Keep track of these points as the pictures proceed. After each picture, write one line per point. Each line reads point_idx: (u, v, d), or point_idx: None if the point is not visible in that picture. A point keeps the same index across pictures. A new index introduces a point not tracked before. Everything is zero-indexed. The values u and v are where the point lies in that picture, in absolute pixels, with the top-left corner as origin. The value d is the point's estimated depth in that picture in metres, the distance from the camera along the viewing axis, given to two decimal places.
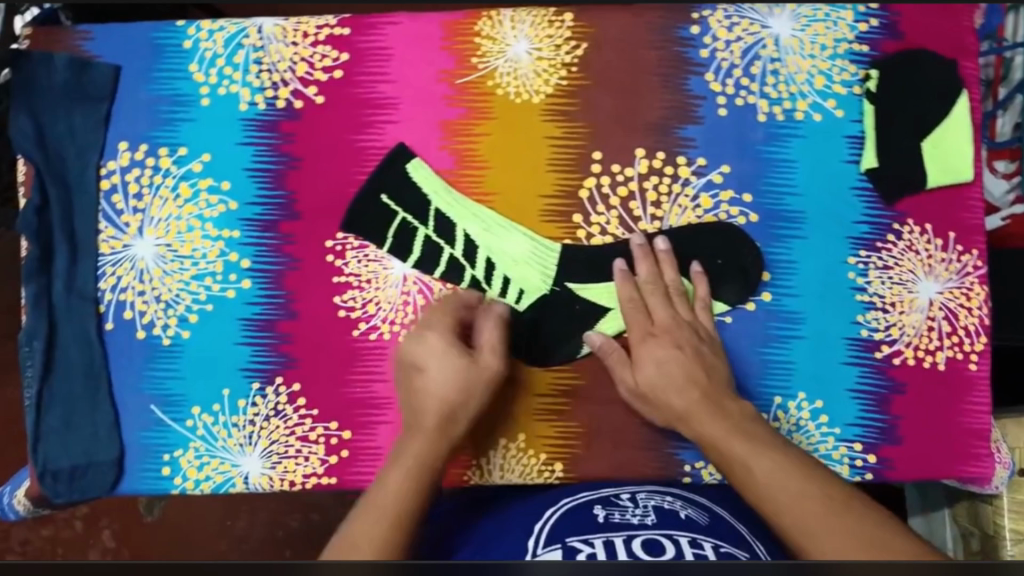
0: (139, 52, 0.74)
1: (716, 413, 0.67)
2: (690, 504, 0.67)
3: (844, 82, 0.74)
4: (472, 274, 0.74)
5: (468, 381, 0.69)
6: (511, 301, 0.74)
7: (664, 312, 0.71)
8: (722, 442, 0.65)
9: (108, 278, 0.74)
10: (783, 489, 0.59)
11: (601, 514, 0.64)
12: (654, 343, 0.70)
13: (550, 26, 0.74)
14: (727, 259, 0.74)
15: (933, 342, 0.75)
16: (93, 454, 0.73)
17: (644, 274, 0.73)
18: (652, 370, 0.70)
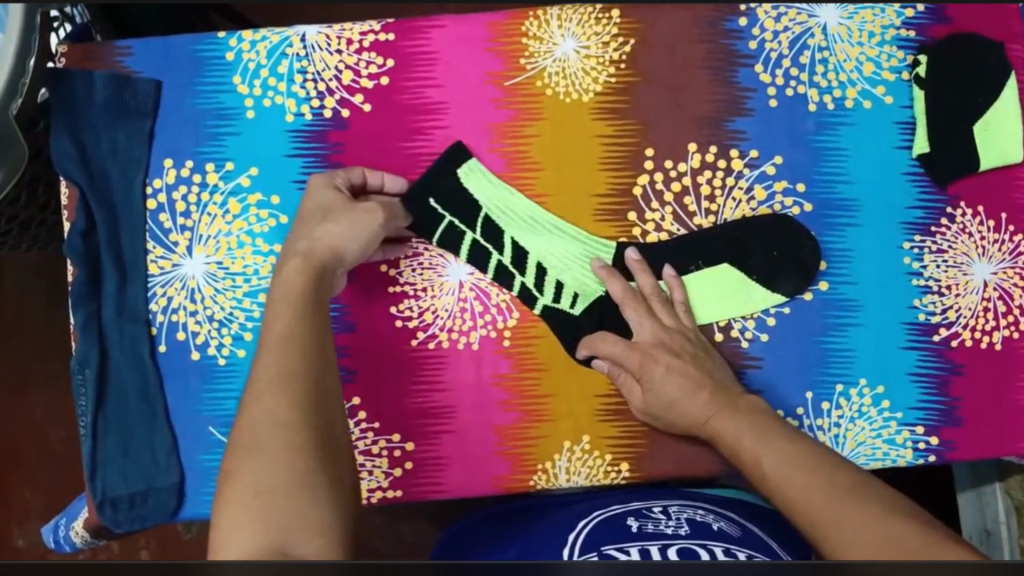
0: (181, 66, 0.73)
1: (729, 410, 0.66)
2: (722, 518, 0.65)
3: (892, 68, 0.74)
4: (522, 282, 0.73)
5: (351, 215, 0.66)
6: (565, 307, 0.73)
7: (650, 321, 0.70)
8: (742, 446, 0.63)
9: (159, 299, 0.73)
10: (788, 480, 0.58)
11: (634, 524, 0.62)
12: (653, 361, 0.68)
13: (598, 24, 0.73)
14: (783, 250, 0.73)
15: (989, 322, 0.74)
16: (152, 479, 0.71)
17: (619, 291, 0.71)
18: (658, 383, 0.68)
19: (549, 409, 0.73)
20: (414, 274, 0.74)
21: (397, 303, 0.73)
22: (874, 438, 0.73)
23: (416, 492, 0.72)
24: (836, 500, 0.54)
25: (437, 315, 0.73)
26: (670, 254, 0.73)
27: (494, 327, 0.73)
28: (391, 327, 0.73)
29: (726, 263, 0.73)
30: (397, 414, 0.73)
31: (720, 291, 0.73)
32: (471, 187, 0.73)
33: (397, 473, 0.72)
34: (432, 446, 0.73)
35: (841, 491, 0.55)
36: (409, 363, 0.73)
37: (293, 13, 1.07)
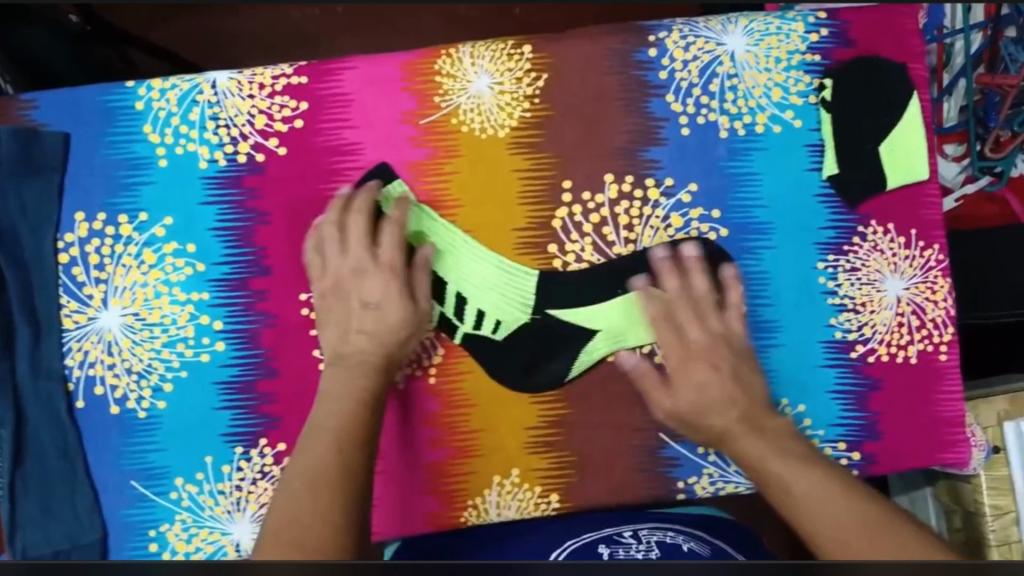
0: (88, 118, 0.72)
1: (754, 431, 0.68)
2: (692, 538, 0.66)
3: (800, 92, 0.75)
4: (442, 311, 0.74)
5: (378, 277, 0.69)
6: (487, 333, 0.74)
7: (366, 280, 0.69)
8: (768, 464, 0.66)
9: (75, 354, 0.72)
10: (825, 508, 0.61)
11: (605, 552, 0.63)
12: (692, 367, 0.71)
13: (510, 59, 0.74)
14: (708, 274, 0.74)
15: (904, 337, 0.76)
16: (76, 538, 0.71)
17: (361, 251, 0.69)
18: (696, 381, 0.70)
19: (477, 444, 0.74)
20: None
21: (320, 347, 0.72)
22: None
23: None
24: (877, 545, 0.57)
25: None
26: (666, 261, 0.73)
27: (420, 365, 0.74)
28: (316, 372, 0.72)
29: (654, 284, 0.74)
30: None
31: (648, 312, 0.74)
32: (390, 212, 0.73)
33: None
34: None
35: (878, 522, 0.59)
36: None
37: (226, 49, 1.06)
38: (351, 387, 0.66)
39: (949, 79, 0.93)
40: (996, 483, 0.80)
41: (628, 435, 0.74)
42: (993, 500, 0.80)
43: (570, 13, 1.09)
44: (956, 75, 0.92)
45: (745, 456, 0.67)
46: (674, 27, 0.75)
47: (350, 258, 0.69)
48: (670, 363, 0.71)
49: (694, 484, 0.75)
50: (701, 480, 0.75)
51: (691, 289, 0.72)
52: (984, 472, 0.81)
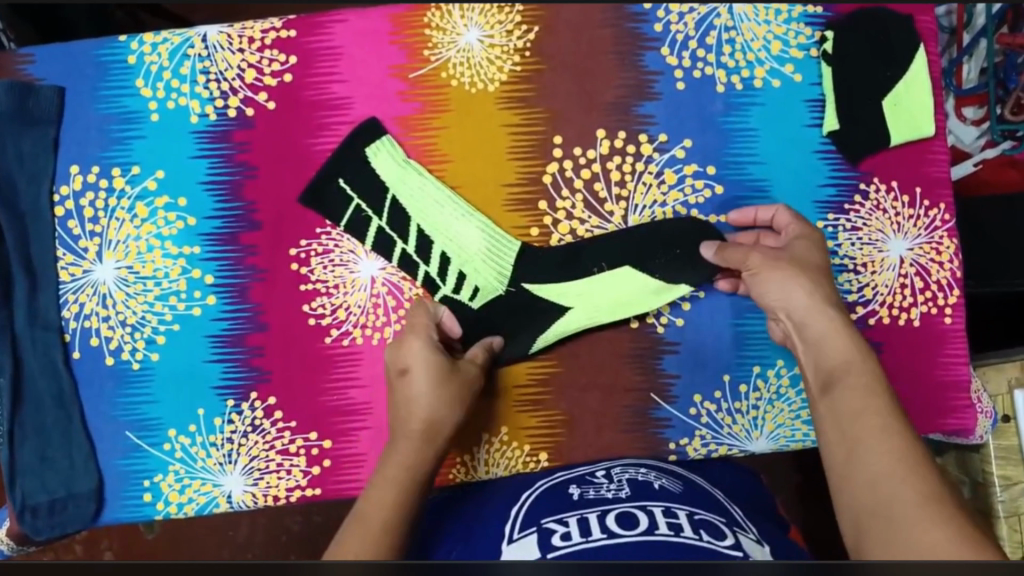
0: (83, 71, 0.73)
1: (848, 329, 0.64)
2: (664, 475, 0.64)
3: (800, 45, 0.73)
4: (426, 271, 0.73)
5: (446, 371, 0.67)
6: (463, 299, 0.73)
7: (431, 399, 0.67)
8: (851, 370, 0.62)
9: (71, 306, 0.73)
10: (879, 449, 0.56)
11: (575, 493, 0.60)
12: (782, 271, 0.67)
13: (501, 12, 0.73)
14: (685, 249, 0.72)
15: (907, 299, 0.73)
16: (72, 486, 0.71)
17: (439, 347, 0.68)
18: (802, 284, 0.66)
19: None
20: (325, 270, 0.73)
21: (310, 302, 0.73)
22: (793, 420, 0.73)
23: (335, 490, 0.72)
24: (917, 469, 0.55)
25: (350, 312, 0.73)
26: (681, 241, 0.72)
27: None
28: (304, 325, 0.73)
29: (627, 263, 0.72)
30: (312, 413, 0.72)
31: (622, 290, 0.72)
32: (378, 167, 0.73)
33: (315, 471, 0.72)
34: (351, 443, 0.72)
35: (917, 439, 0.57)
36: (322, 360, 0.73)
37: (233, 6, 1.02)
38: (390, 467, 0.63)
39: (970, 39, 0.87)
40: (1004, 452, 0.78)
41: (616, 394, 0.73)
42: (1001, 470, 0.78)
43: None
44: (977, 34, 0.86)
45: (830, 362, 0.63)
46: None
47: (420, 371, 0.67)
48: (754, 263, 0.68)
49: (686, 446, 0.73)
50: (693, 441, 0.73)
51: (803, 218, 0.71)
52: (992, 440, 0.78)
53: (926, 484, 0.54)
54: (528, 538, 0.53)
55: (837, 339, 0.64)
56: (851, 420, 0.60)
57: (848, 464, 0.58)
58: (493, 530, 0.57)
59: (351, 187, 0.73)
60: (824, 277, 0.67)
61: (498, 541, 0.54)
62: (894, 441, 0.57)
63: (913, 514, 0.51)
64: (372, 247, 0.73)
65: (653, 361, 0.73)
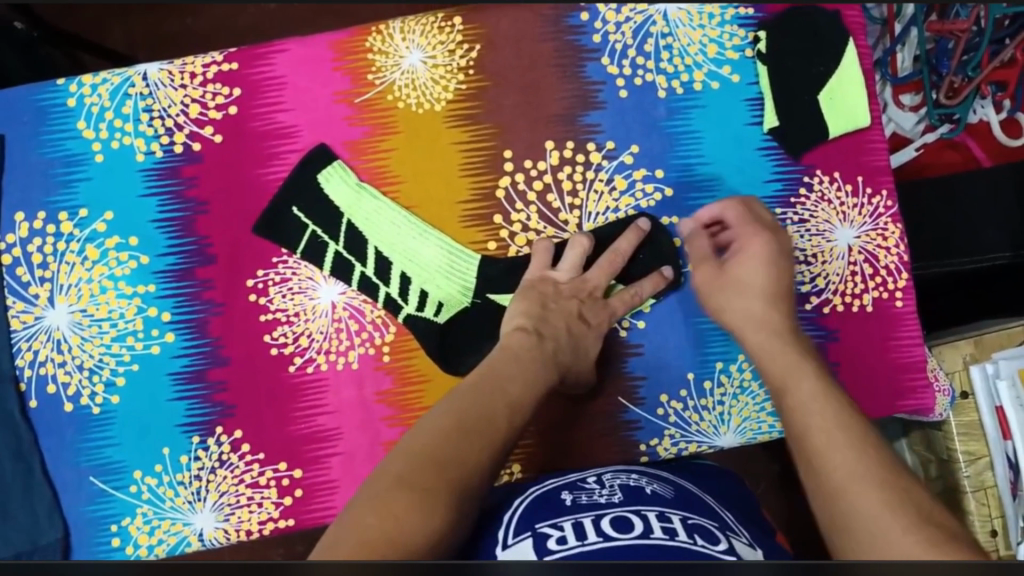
0: (21, 118, 0.72)
1: (784, 341, 0.69)
2: (656, 479, 0.64)
3: (735, 47, 0.75)
4: (387, 292, 0.73)
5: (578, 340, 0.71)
6: (428, 316, 0.73)
7: (588, 318, 0.71)
8: (795, 377, 0.66)
9: (25, 354, 0.71)
10: (832, 458, 0.58)
11: (568, 498, 0.60)
12: (726, 294, 0.72)
13: (441, 33, 0.74)
14: (647, 253, 0.75)
15: (858, 286, 0.75)
16: (36, 538, 0.69)
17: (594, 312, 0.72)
18: (739, 306, 0.71)
19: None
20: (284, 299, 0.73)
21: (271, 331, 0.72)
22: (758, 412, 0.74)
23: (308, 520, 0.71)
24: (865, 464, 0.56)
25: (312, 338, 0.72)
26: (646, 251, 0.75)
27: (372, 344, 0.73)
28: (268, 356, 0.72)
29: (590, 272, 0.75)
30: (281, 443, 0.72)
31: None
32: (330, 192, 0.73)
33: (287, 502, 0.71)
34: (321, 470, 0.72)
35: (861, 436, 0.58)
36: (288, 390, 0.72)
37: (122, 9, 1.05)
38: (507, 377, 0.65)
39: (902, 28, 0.88)
40: (965, 428, 0.80)
41: (585, 400, 0.74)
42: (964, 446, 0.80)
43: None
44: (908, 23, 0.88)
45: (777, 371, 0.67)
46: None
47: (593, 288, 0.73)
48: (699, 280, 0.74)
49: (657, 446, 0.74)
50: (663, 442, 0.73)
51: (752, 212, 0.73)
52: (953, 417, 0.80)
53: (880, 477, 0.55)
54: (522, 545, 0.54)
55: (777, 355, 0.68)
56: (799, 437, 0.62)
57: (810, 479, 0.58)
58: (481, 545, 0.56)
59: (306, 215, 0.73)
60: (767, 282, 0.71)
61: (494, 548, 0.55)
62: (842, 446, 0.58)
63: (870, 522, 0.51)
64: (330, 272, 0.73)
65: (619, 364, 0.74)
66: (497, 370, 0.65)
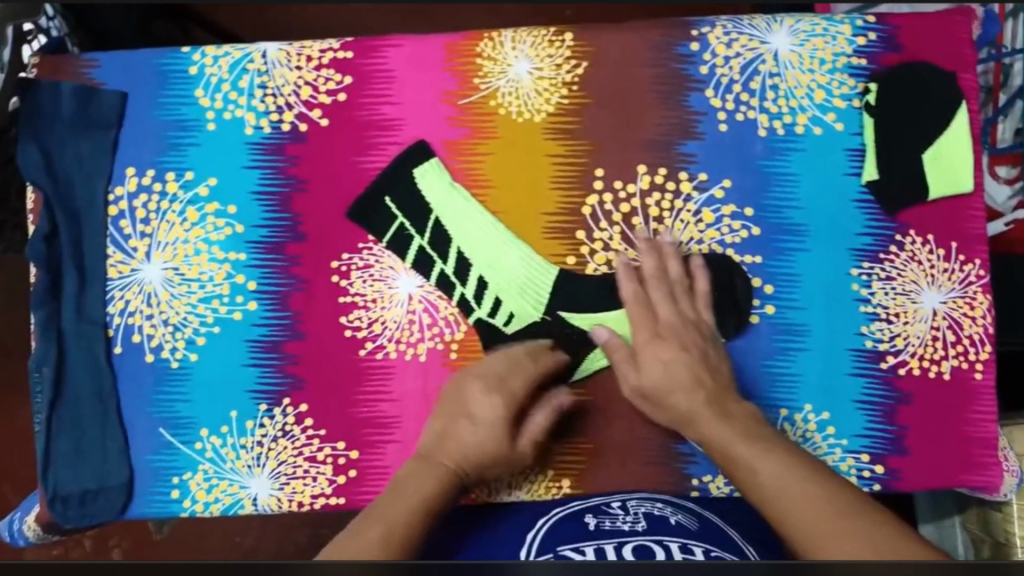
0: (144, 80, 0.76)
1: (719, 415, 0.67)
2: (680, 510, 0.68)
3: (843, 95, 0.74)
4: (462, 292, 0.74)
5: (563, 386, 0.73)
6: (498, 324, 0.74)
7: (471, 447, 0.70)
8: (699, 419, 0.68)
9: (117, 302, 0.74)
10: (801, 515, 0.57)
11: (592, 522, 0.65)
12: (662, 343, 0.71)
13: (551, 46, 0.75)
14: (720, 291, 0.74)
15: (938, 352, 0.74)
16: (103, 478, 0.73)
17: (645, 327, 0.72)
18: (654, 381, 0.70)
19: None
20: (364, 284, 0.75)
21: (347, 314, 0.74)
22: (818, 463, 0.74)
23: (357, 502, 0.73)
24: (808, 482, 0.61)
25: (386, 326, 0.75)
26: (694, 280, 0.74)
27: (442, 340, 0.75)
28: (341, 337, 0.75)
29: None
30: (343, 424, 0.74)
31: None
32: (423, 187, 0.75)
33: (340, 480, 0.73)
34: (377, 455, 0.74)
35: (829, 498, 0.58)
36: (356, 372, 0.74)
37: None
38: (405, 491, 0.66)
39: (1006, 99, 0.89)
40: None
41: (642, 426, 0.74)
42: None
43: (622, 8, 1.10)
44: (1014, 95, 0.88)
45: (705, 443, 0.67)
46: (718, 23, 0.75)
47: (462, 422, 0.71)
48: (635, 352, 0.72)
49: (709, 484, 0.73)
50: (716, 480, 0.73)
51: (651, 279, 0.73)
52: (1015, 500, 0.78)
53: (836, 498, 0.59)
54: None
55: (709, 428, 0.67)
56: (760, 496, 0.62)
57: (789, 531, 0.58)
58: (508, 554, 0.63)
59: (396, 206, 0.74)
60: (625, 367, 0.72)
61: None
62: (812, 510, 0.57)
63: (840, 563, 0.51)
64: (411, 265, 0.74)
65: None
66: (407, 483, 0.67)
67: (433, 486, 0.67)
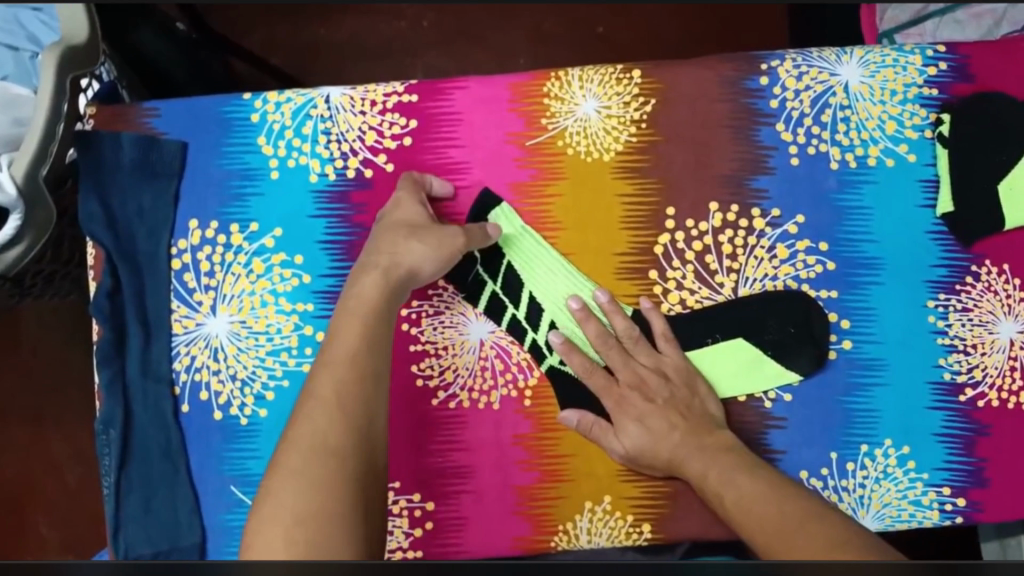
0: (206, 128, 0.74)
1: (695, 451, 0.68)
2: None
3: (915, 126, 0.74)
4: (534, 337, 0.73)
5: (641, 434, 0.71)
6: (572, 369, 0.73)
7: (405, 240, 0.67)
8: (680, 461, 0.69)
9: (183, 359, 0.73)
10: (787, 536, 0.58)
11: None
12: (629, 404, 0.70)
13: (619, 84, 0.74)
14: (799, 327, 0.72)
15: (1017, 382, 0.73)
16: (175, 538, 0.70)
17: (625, 368, 0.71)
18: (634, 436, 0.69)
19: (568, 469, 0.73)
20: (435, 332, 0.74)
21: (419, 362, 0.73)
22: (899, 499, 0.72)
23: (435, 554, 0.72)
24: (775, 495, 0.63)
25: (458, 374, 0.73)
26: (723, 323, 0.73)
27: (516, 386, 0.73)
28: (412, 387, 0.73)
29: (740, 336, 0.72)
30: (417, 474, 0.72)
31: (734, 366, 0.73)
32: None
33: (417, 533, 0.72)
34: (453, 505, 0.72)
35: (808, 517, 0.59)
36: (428, 421, 0.73)
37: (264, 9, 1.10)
38: (357, 295, 0.64)
39: None
40: None
41: None
42: None
43: (669, 39, 1.09)
44: None
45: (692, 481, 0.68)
46: (787, 56, 0.75)
47: (397, 212, 0.69)
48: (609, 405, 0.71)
49: None
50: None
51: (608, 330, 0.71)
52: None
53: (796, 504, 0.61)
54: None
55: (689, 464, 0.68)
56: (739, 514, 0.63)
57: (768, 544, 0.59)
58: None
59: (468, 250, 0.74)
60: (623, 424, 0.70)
61: None
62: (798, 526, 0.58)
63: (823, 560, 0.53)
64: (483, 310, 0.74)
65: (760, 435, 0.73)
66: (350, 300, 0.64)
67: (369, 282, 0.64)
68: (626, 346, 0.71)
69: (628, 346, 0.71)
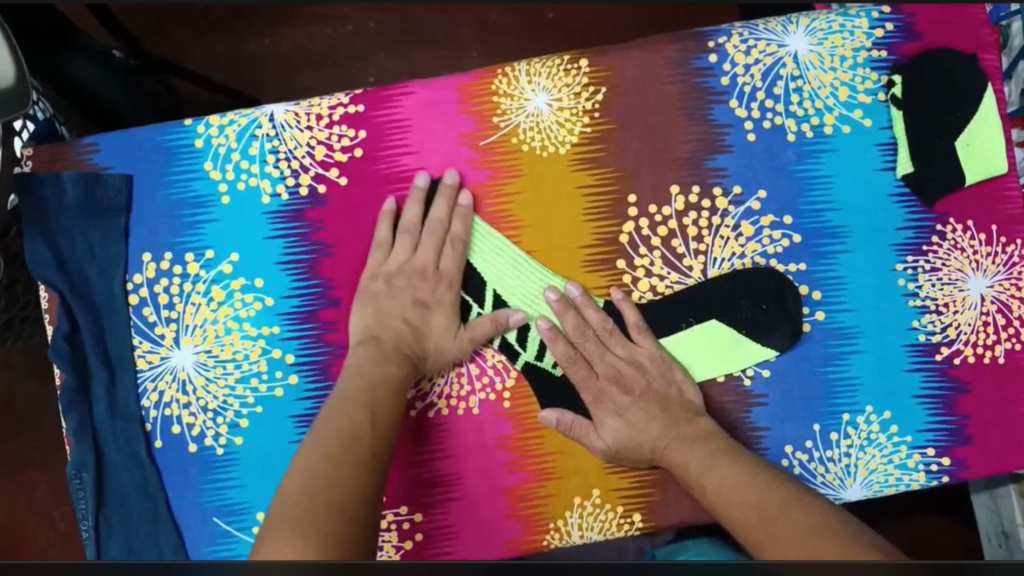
0: (150, 158, 0.73)
1: (682, 441, 0.67)
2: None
3: (867, 90, 0.74)
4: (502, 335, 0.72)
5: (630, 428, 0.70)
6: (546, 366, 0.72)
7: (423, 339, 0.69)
8: (665, 452, 0.68)
9: (150, 395, 0.71)
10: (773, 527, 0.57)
11: None
12: (608, 398, 0.70)
13: (567, 75, 0.74)
14: (772, 303, 0.71)
15: (990, 337, 0.73)
16: None
17: (604, 362, 0.70)
18: (619, 429, 0.69)
19: (555, 466, 0.72)
20: None
21: None
22: (885, 465, 0.72)
23: None
24: (756, 483, 0.62)
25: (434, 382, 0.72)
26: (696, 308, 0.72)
27: (493, 389, 0.72)
28: None
29: (712, 318, 0.71)
30: (402, 487, 0.71)
31: (710, 347, 0.72)
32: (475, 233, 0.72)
33: (407, 546, 0.70)
34: (441, 514, 0.71)
35: (790, 506, 0.59)
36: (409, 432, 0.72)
37: (205, 26, 1.07)
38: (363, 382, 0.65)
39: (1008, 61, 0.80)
40: None
41: None
42: None
43: (628, 24, 1.08)
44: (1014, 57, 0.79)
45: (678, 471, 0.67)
46: (735, 32, 0.75)
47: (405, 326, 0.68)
48: (589, 398, 0.70)
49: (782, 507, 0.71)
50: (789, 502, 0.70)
51: (584, 320, 0.70)
52: None
53: (778, 493, 0.60)
54: None
55: (675, 454, 0.67)
56: (721, 504, 0.62)
57: (752, 533, 0.58)
58: None
59: None
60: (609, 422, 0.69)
61: None
62: (782, 515, 0.58)
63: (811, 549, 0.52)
64: None
65: (743, 415, 0.72)
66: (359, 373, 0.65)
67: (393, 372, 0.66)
68: (603, 337, 0.70)
69: (606, 339, 0.70)
